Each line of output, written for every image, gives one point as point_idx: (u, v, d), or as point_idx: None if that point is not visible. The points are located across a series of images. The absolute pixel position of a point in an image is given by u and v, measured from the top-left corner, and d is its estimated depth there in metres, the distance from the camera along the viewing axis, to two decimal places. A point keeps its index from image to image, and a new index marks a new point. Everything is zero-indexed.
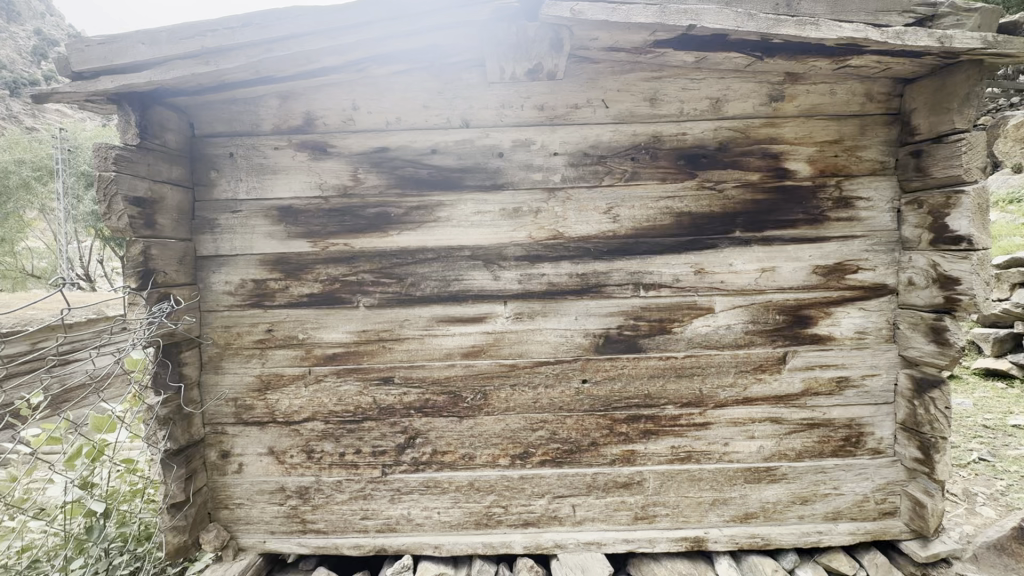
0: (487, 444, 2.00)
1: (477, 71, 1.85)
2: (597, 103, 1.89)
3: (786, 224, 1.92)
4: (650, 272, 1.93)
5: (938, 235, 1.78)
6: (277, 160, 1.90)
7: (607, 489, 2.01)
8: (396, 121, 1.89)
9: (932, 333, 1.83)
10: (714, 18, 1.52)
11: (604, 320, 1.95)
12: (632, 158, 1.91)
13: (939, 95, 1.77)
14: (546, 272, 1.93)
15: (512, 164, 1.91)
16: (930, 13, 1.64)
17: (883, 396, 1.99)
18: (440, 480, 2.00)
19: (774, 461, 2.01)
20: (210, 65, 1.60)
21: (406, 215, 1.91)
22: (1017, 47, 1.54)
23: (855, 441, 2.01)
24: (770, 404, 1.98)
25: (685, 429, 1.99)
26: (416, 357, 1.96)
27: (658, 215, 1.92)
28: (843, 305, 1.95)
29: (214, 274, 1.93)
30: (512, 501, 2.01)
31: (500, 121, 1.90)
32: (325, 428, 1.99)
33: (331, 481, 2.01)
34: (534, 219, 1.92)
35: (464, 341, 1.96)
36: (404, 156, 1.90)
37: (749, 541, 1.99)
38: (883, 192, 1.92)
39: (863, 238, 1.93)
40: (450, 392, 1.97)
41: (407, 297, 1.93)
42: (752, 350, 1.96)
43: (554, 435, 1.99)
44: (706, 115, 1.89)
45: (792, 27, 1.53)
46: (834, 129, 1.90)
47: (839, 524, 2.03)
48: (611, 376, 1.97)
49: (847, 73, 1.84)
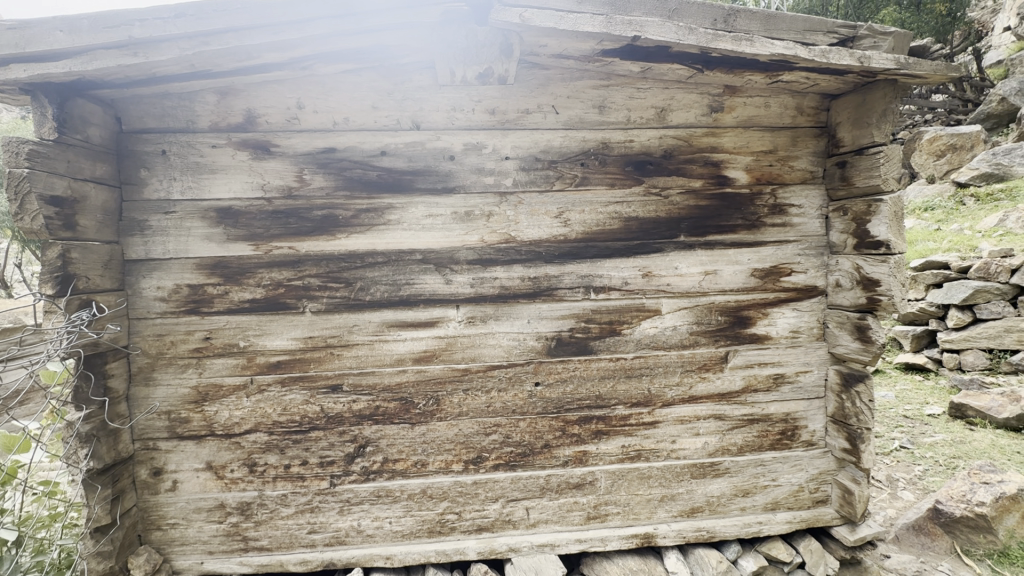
0: (440, 450, 1.97)
1: (428, 73, 1.83)
2: (547, 109, 1.91)
3: (726, 229, 2.01)
4: (600, 275, 1.98)
5: (861, 240, 1.92)
6: (216, 159, 1.80)
7: (560, 490, 2.03)
8: (344, 121, 1.84)
9: (857, 331, 1.97)
10: (657, 30, 1.58)
11: (556, 323, 1.97)
12: (581, 164, 1.94)
13: (860, 111, 1.91)
14: (499, 276, 1.93)
15: (464, 167, 1.90)
16: (851, 34, 1.77)
17: (815, 391, 2.12)
18: (392, 488, 1.96)
19: (717, 456, 2.09)
20: (138, 57, 1.50)
21: (355, 218, 1.86)
22: (925, 68, 1.69)
23: (791, 434, 2.12)
24: (714, 401, 2.07)
25: (635, 429, 2.04)
26: (365, 363, 1.91)
27: (607, 220, 1.97)
28: (779, 306, 2.07)
29: (144, 279, 1.80)
30: (466, 507, 2.00)
31: (452, 124, 1.88)
32: (269, 440, 1.90)
33: (276, 495, 1.92)
34: (486, 223, 1.92)
35: (415, 346, 1.92)
36: (352, 157, 1.85)
37: (695, 535, 2.07)
38: (812, 200, 2.06)
39: (796, 242, 2.06)
40: (401, 399, 1.93)
41: (356, 303, 1.88)
42: (697, 349, 2.04)
43: (507, 439, 1.99)
44: (652, 124, 1.96)
45: (729, 42, 1.61)
46: (768, 140, 2.01)
47: (778, 514, 2.14)
48: (563, 378, 1.99)
49: (780, 87, 1.96)
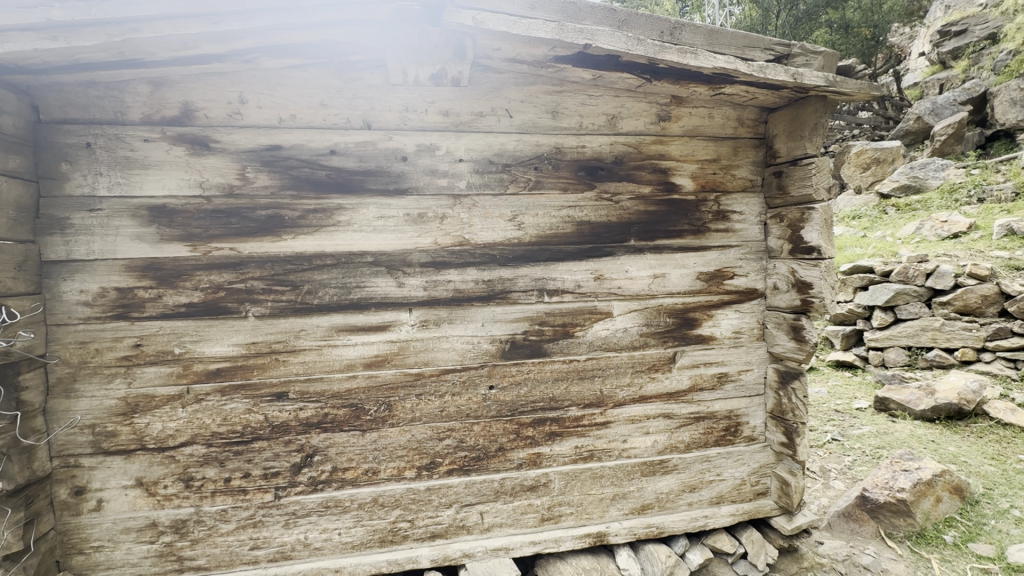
0: (392, 457, 1.92)
1: (379, 72, 1.79)
2: (501, 112, 1.92)
3: (674, 234, 2.09)
4: (554, 278, 2.00)
5: (796, 245, 2.05)
6: (148, 154, 1.69)
7: (515, 493, 2.03)
8: (291, 118, 1.76)
9: (792, 331, 2.10)
10: (607, 39, 1.61)
11: (510, 325, 1.98)
12: (535, 168, 1.96)
13: (794, 124, 2.03)
14: (452, 279, 1.92)
15: (417, 169, 1.87)
16: (786, 52, 1.89)
17: (756, 388, 2.23)
18: (341, 498, 1.89)
19: (666, 454, 2.16)
20: (58, 41, 1.39)
21: (303, 219, 1.79)
22: (851, 87, 1.82)
23: (734, 431, 2.22)
24: (663, 401, 2.13)
25: (588, 429, 2.08)
26: (314, 369, 1.84)
27: (560, 224, 2.00)
28: (722, 309, 2.16)
29: (65, 282, 1.66)
30: (419, 514, 1.96)
31: (404, 125, 1.85)
32: (206, 453, 1.80)
33: (215, 510, 1.82)
34: (440, 225, 1.90)
35: (366, 350, 1.87)
36: (299, 156, 1.78)
37: (646, 531, 2.12)
38: (752, 207, 2.17)
39: (738, 247, 2.16)
40: (351, 405, 1.87)
41: (303, 307, 1.81)
42: (646, 350, 2.10)
43: (461, 443, 1.97)
44: (603, 130, 2.00)
45: (675, 54, 1.67)
46: (712, 149, 2.10)
47: (722, 507, 2.23)
48: (517, 381, 2.00)
49: (723, 99, 2.05)
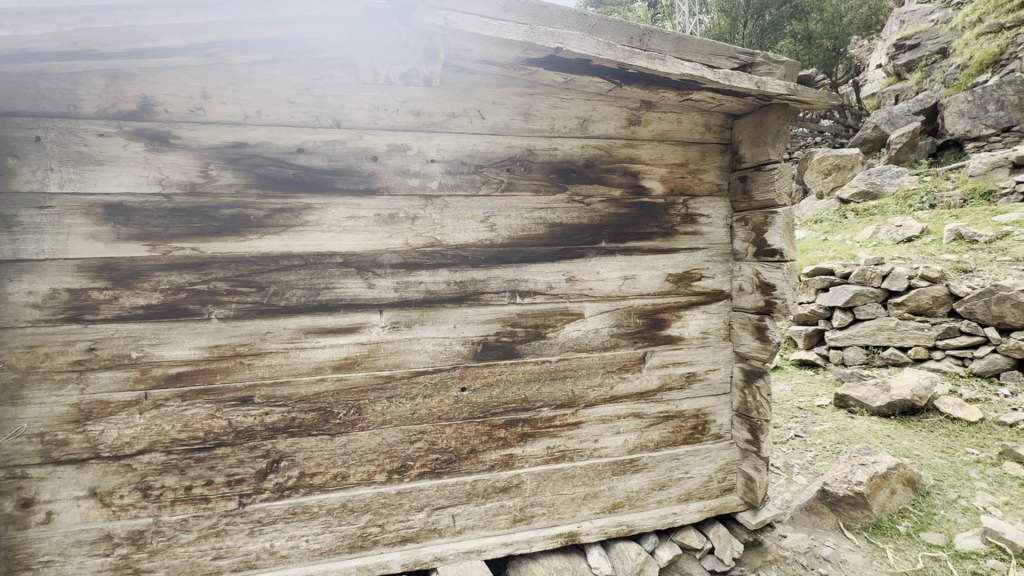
0: (362, 461, 1.89)
1: (349, 70, 1.76)
2: (473, 113, 1.91)
3: (644, 236, 2.12)
4: (526, 279, 2.00)
5: (760, 248, 2.12)
6: (103, 149, 1.61)
7: (486, 495, 2.03)
8: (256, 115, 1.71)
9: (757, 331, 2.16)
10: (578, 43, 1.63)
11: (482, 327, 1.97)
12: (507, 170, 1.97)
13: (758, 130, 2.10)
14: (423, 280, 1.90)
15: (387, 169, 1.85)
16: (750, 61, 1.95)
17: (722, 387, 2.28)
18: (309, 505, 1.85)
19: (637, 453, 2.19)
20: (5, 29, 1.33)
21: (269, 218, 1.74)
22: (811, 96, 1.89)
23: (702, 429, 2.27)
24: (633, 400, 2.17)
25: (560, 430, 2.09)
26: (280, 373, 1.79)
27: (532, 225, 2.00)
28: (690, 309, 2.21)
29: (11, 283, 1.57)
30: (389, 519, 1.93)
31: (374, 124, 1.82)
32: (166, 460, 1.73)
33: (174, 520, 1.75)
34: (411, 226, 1.88)
35: (336, 353, 1.84)
36: (265, 154, 1.73)
37: (616, 529, 2.15)
38: (719, 211, 2.23)
39: (705, 249, 2.21)
40: (319, 409, 1.84)
41: (269, 308, 1.77)
42: (617, 351, 2.13)
43: (432, 446, 1.96)
44: (575, 133, 2.02)
45: (643, 60, 1.70)
46: (680, 154, 2.15)
47: (690, 504, 2.28)
48: (488, 383, 1.99)
49: (691, 105, 2.10)
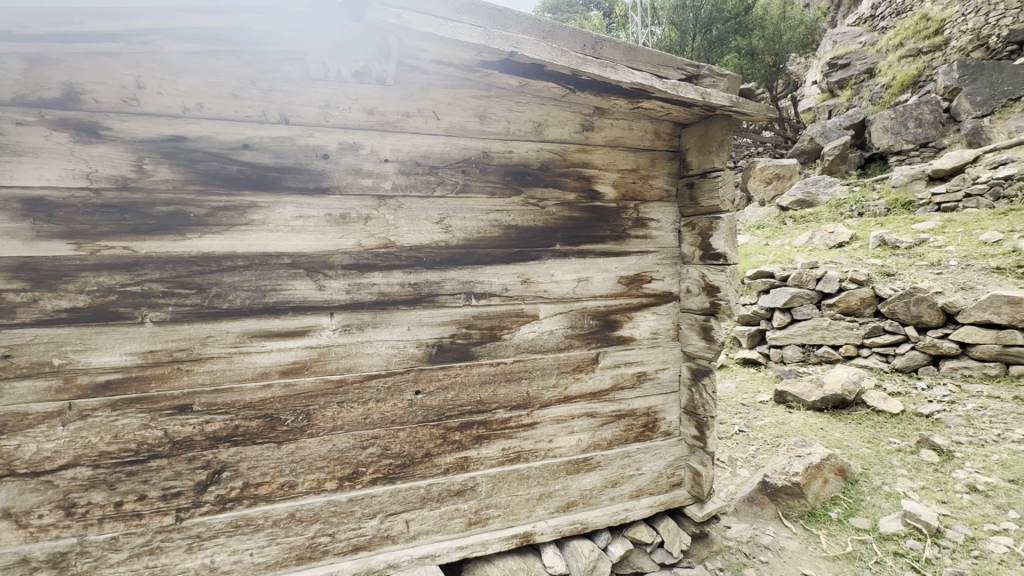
0: (311, 468, 1.83)
1: (299, 65, 1.70)
2: (428, 114, 1.90)
3: (597, 240, 2.17)
4: (481, 281, 2.00)
5: (705, 252, 2.21)
6: (22, 139, 1.48)
7: (441, 499, 2.01)
8: (197, 107, 1.63)
9: (703, 331, 2.26)
10: (532, 49, 1.65)
11: (437, 329, 1.96)
12: (462, 172, 1.96)
13: (703, 139, 2.19)
14: (376, 282, 1.86)
15: (339, 167, 1.80)
16: (696, 73, 2.04)
17: (671, 385, 2.37)
18: (253, 516, 1.77)
19: (590, 452, 2.23)
20: None
21: (210, 216, 1.66)
22: (751, 108, 1.99)
23: (652, 426, 2.35)
24: (587, 400, 2.21)
25: (515, 431, 2.10)
26: (223, 379, 1.71)
27: (487, 228, 2.01)
28: (641, 311, 2.28)
29: None
30: (340, 527, 1.88)
31: (325, 121, 1.77)
32: (92, 475, 1.61)
33: (102, 539, 1.63)
34: (364, 226, 1.84)
35: (283, 357, 1.77)
36: (206, 149, 1.64)
37: (570, 528, 2.18)
38: (668, 215, 2.31)
39: (655, 253, 2.29)
40: (265, 416, 1.76)
41: (210, 311, 1.68)
42: (571, 352, 2.16)
43: (385, 451, 1.92)
44: (529, 136, 2.04)
45: (596, 68, 1.74)
46: (632, 160, 2.22)
47: (641, 499, 2.34)
48: (443, 386, 1.98)
49: (641, 113, 2.17)
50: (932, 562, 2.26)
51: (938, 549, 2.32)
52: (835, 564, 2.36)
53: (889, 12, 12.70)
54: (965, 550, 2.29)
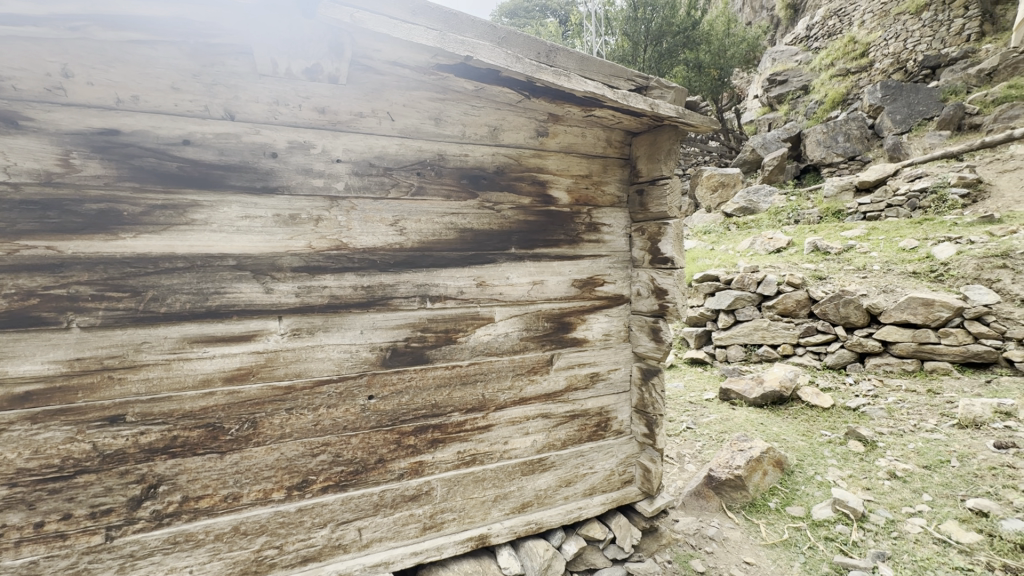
0: (257, 479, 1.76)
1: (245, 59, 1.64)
2: (382, 115, 1.87)
3: (552, 243, 2.21)
4: (436, 284, 2.00)
5: (654, 256, 2.30)
6: None
7: (395, 505, 1.98)
8: (133, 100, 1.53)
9: (652, 332, 2.34)
10: (488, 54, 1.66)
11: (391, 333, 1.93)
12: (417, 174, 1.95)
13: (652, 148, 2.28)
14: (328, 285, 1.82)
15: (288, 167, 1.74)
16: (645, 84, 2.13)
17: (623, 385, 2.44)
18: (193, 532, 1.68)
19: (544, 452, 2.26)
20: None
21: (147, 215, 1.57)
22: (696, 120, 2.09)
23: (605, 425, 2.41)
24: (542, 402, 2.24)
25: (470, 434, 2.10)
26: (159, 388, 1.61)
27: (443, 230, 2.00)
28: (594, 313, 2.34)
29: None
30: (289, 539, 1.82)
31: (274, 119, 1.71)
32: (8, 495, 1.48)
33: (20, 564, 1.50)
34: (314, 227, 1.79)
35: (227, 363, 1.69)
36: (143, 143, 1.55)
37: (525, 528, 2.20)
38: (619, 221, 2.39)
39: (607, 257, 2.36)
40: (207, 426, 1.68)
41: (146, 316, 1.59)
42: (526, 354, 2.19)
43: (337, 458, 1.87)
44: (484, 140, 2.06)
45: (550, 75, 1.77)
46: (585, 166, 2.27)
47: (594, 497, 2.40)
48: (397, 390, 1.95)
49: (594, 120, 2.24)
50: (858, 545, 2.44)
51: (863, 532, 2.52)
52: (773, 551, 2.51)
53: (822, 34, 13.66)
54: (886, 532, 2.49)
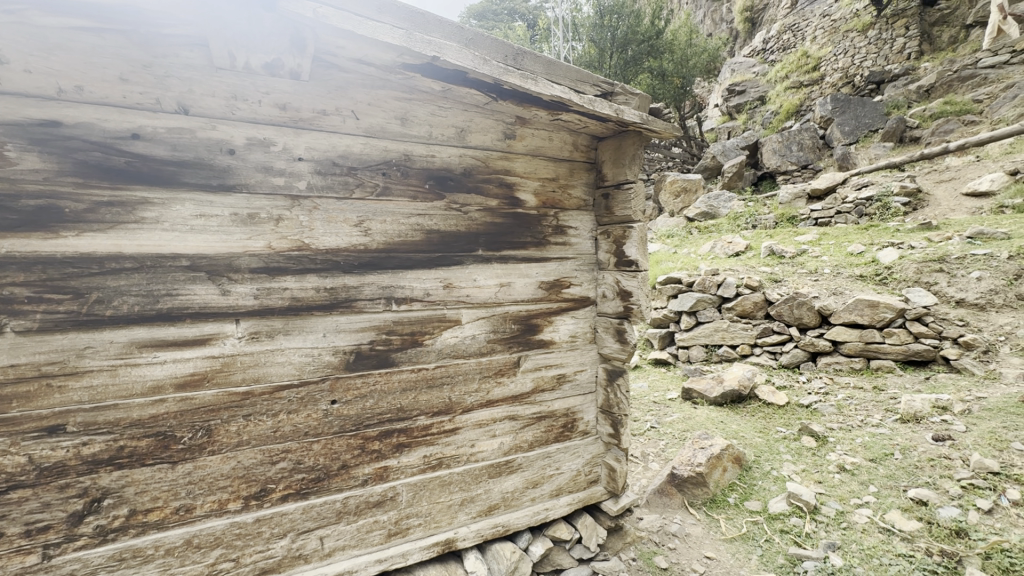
0: (211, 489, 1.68)
1: (201, 52, 1.58)
2: (346, 113, 1.83)
3: (519, 246, 2.22)
4: (402, 286, 1.97)
5: (619, 259, 2.35)
6: None
7: (359, 512, 1.94)
8: (76, 90, 1.44)
9: (617, 334, 2.39)
10: (454, 55, 1.65)
11: (355, 336, 1.89)
12: (383, 174, 1.91)
13: (617, 153, 2.33)
14: (289, 286, 1.76)
15: (246, 164, 1.68)
16: (610, 90, 2.17)
17: (589, 386, 2.47)
18: (141, 547, 1.59)
19: (511, 454, 2.26)
20: None
21: (92, 213, 1.48)
22: (659, 126, 2.14)
23: (571, 426, 2.43)
24: (509, 404, 2.24)
25: (437, 438, 2.08)
26: (104, 396, 1.52)
27: (409, 231, 1.98)
28: (561, 315, 2.37)
29: None
30: (246, 551, 1.75)
31: (231, 114, 1.65)
32: None
33: None
34: (274, 227, 1.73)
35: (179, 369, 1.61)
36: (87, 136, 1.46)
37: (492, 531, 2.19)
38: (585, 224, 2.42)
39: (573, 259, 2.39)
40: (157, 435, 1.59)
41: (90, 319, 1.49)
42: (493, 356, 2.18)
43: (298, 465, 1.81)
44: (452, 141, 2.05)
45: (517, 78, 1.78)
46: (552, 169, 2.30)
47: (561, 498, 2.41)
48: (362, 394, 1.91)
49: (561, 124, 2.26)
50: (810, 536, 2.56)
51: (815, 523, 2.63)
52: (732, 545, 2.59)
53: (777, 47, 14.29)
54: (836, 523, 2.62)
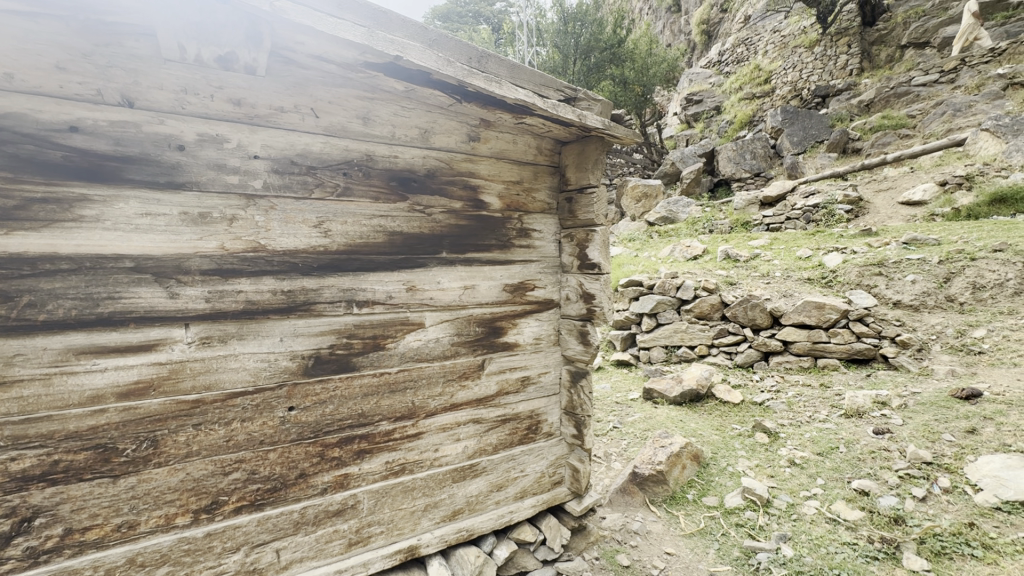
0: (157, 504, 1.59)
1: (148, 42, 1.50)
2: (305, 111, 1.78)
3: (483, 248, 2.22)
4: (363, 289, 1.92)
5: (583, 262, 2.38)
6: None
7: (318, 522, 1.88)
8: (6, 78, 1.34)
9: (581, 336, 2.42)
10: (418, 55, 1.63)
11: (314, 340, 1.83)
12: (344, 174, 1.87)
13: (581, 157, 2.36)
14: (243, 289, 1.69)
15: (197, 162, 1.61)
16: (574, 95, 2.21)
17: (553, 387, 2.49)
18: (78, 568, 1.49)
19: (476, 458, 2.25)
20: None
21: (23, 210, 1.37)
22: (620, 132, 2.19)
23: (535, 428, 2.44)
24: (473, 407, 2.23)
25: (400, 443, 2.04)
26: (36, 407, 1.42)
27: (371, 233, 1.94)
28: (525, 318, 2.38)
29: None
30: (195, 567, 1.66)
31: (181, 109, 1.57)
32: None
33: None
34: (228, 228, 1.66)
35: (122, 377, 1.52)
36: (18, 128, 1.36)
37: (456, 536, 2.17)
38: (549, 227, 2.44)
39: (537, 262, 2.41)
40: (97, 448, 1.49)
41: (20, 325, 1.39)
42: (457, 359, 2.17)
43: (252, 475, 1.74)
44: (415, 142, 2.02)
45: (481, 81, 1.78)
46: (516, 172, 2.31)
47: (525, 500, 2.42)
48: (321, 400, 1.86)
49: (525, 128, 2.27)
50: (764, 528, 2.67)
51: (768, 516, 2.75)
52: (691, 540, 2.67)
53: (731, 59, 14.89)
54: (787, 515, 2.74)
